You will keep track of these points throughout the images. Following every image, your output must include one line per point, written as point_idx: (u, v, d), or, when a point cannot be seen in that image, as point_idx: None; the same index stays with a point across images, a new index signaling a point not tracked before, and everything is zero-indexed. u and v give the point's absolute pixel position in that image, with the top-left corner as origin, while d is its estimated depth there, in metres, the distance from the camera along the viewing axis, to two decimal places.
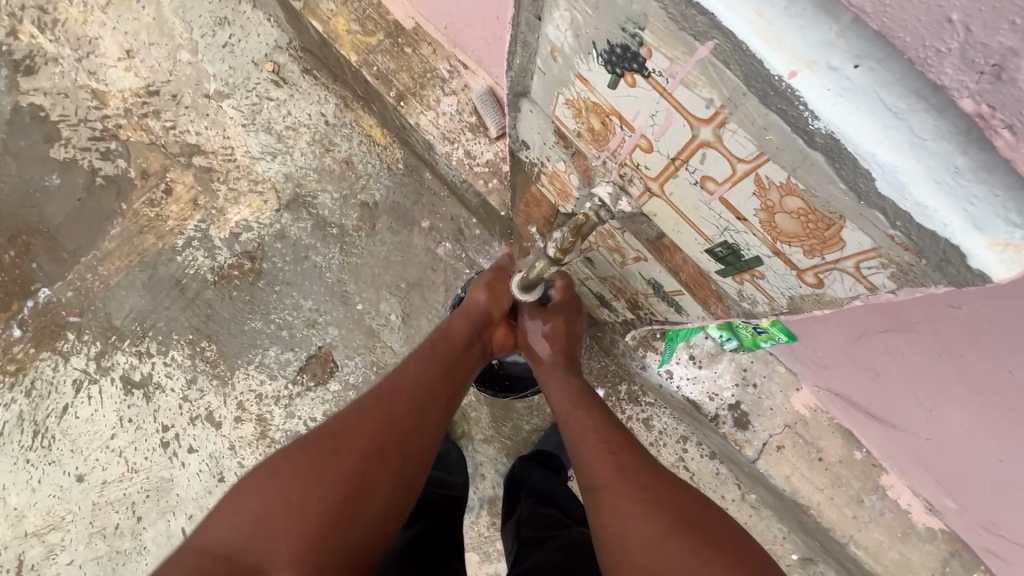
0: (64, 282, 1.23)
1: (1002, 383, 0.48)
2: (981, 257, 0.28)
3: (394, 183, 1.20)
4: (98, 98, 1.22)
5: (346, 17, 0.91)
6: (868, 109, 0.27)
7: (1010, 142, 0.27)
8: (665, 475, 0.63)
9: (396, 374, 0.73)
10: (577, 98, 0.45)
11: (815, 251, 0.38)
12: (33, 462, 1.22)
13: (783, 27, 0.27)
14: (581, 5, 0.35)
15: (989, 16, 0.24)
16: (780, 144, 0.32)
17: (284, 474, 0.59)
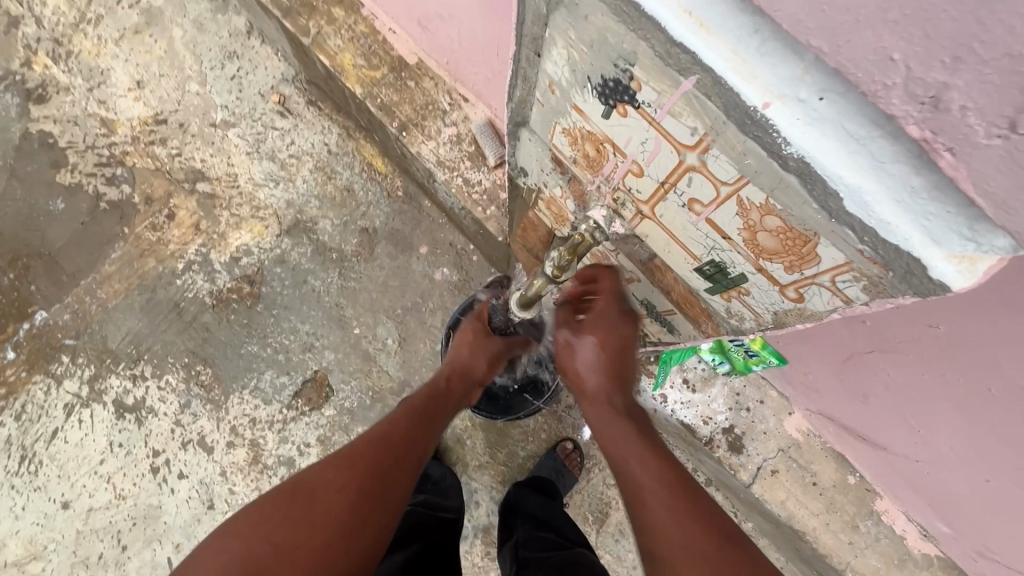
0: (61, 304, 1.24)
1: (983, 402, 0.49)
2: (940, 267, 0.31)
3: (393, 210, 1.23)
4: (107, 126, 1.26)
5: (352, 52, 0.95)
6: (834, 136, 0.30)
7: (951, 162, 0.28)
8: (736, 548, 0.51)
9: (387, 420, 0.70)
10: (573, 128, 0.48)
11: (794, 267, 0.41)
12: (19, 488, 1.20)
13: (756, 64, 0.30)
14: (575, 43, 0.38)
15: (925, 55, 0.26)
16: (758, 167, 0.35)
17: (266, 522, 0.55)
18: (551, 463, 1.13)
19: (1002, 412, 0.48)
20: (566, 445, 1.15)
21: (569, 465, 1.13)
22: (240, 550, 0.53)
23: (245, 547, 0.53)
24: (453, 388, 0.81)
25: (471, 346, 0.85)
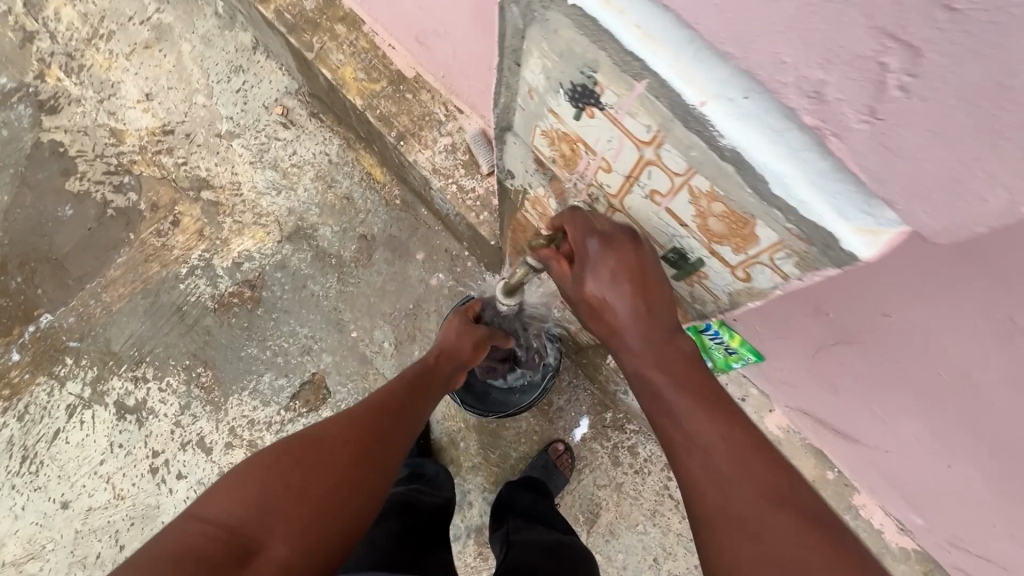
0: (66, 308, 1.27)
1: (935, 390, 0.52)
2: (851, 240, 0.35)
3: (391, 217, 1.28)
4: (116, 136, 1.30)
5: (353, 66, 1.00)
6: (760, 128, 0.34)
7: (840, 144, 0.31)
8: (794, 508, 0.44)
9: (384, 392, 0.72)
10: (550, 129, 0.52)
11: (740, 247, 0.45)
12: (19, 488, 1.22)
13: (693, 67, 0.34)
14: (548, 53, 0.42)
15: (807, 54, 0.28)
16: (703, 160, 0.39)
17: (281, 466, 0.56)
18: (543, 463, 1.15)
19: (950, 399, 0.51)
20: (558, 446, 1.17)
21: (561, 466, 1.15)
22: (258, 488, 0.54)
23: (262, 486, 0.54)
24: (440, 368, 0.82)
25: (456, 332, 0.87)
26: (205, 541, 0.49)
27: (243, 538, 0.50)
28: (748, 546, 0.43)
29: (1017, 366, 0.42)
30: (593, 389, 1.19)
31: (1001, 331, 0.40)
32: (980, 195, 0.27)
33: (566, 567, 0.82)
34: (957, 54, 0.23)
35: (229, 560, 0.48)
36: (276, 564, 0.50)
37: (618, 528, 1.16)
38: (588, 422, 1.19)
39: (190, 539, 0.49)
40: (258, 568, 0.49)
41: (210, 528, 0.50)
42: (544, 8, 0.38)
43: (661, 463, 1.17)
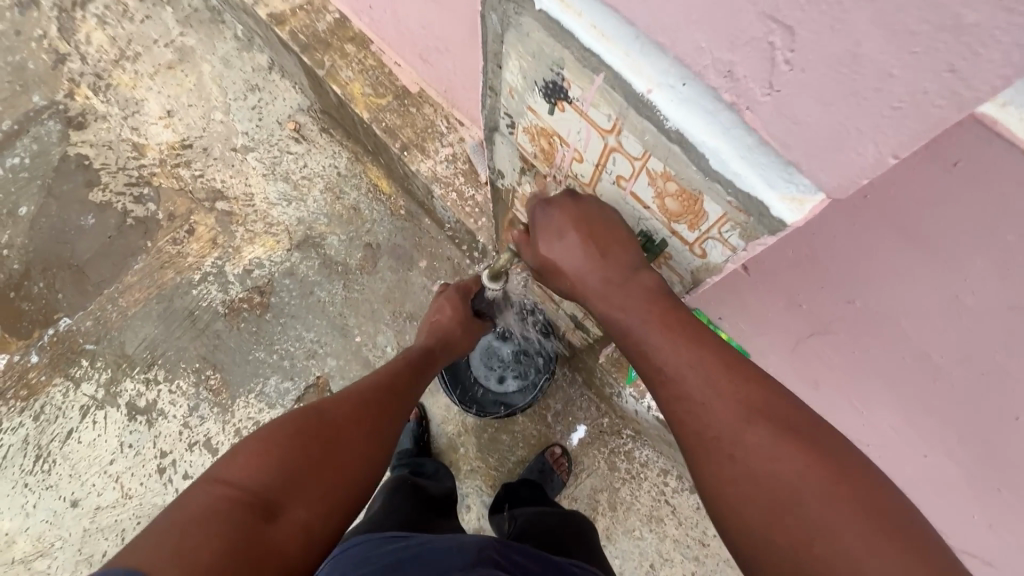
0: (84, 312, 1.32)
1: (904, 372, 0.53)
2: (780, 209, 0.38)
3: (396, 227, 1.33)
4: (138, 150, 1.38)
5: (361, 82, 1.07)
6: (700, 111, 0.38)
7: (752, 117, 0.36)
8: (768, 418, 0.45)
9: (387, 373, 0.75)
10: (530, 126, 0.57)
11: (694, 225, 0.49)
12: (31, 486, 1.25)
13: (640, 59, 0.38)
14: (522, 54, 0.47)
15: (720, 37, 0.32)
16: (655, 143, 0.43)
17: (300, 436, 0.58)
18: (540, 466, 1.17)
19: (917, 381, 0.53)
20: (555, 450, 1.19)
21: (557, 469, 1.17)
22: (279, 455, 0.56)
23: (283, 453, 0.56)
24: (440, 360, 0.85)
25: (457, 322, 0.89)
26: (232, 502, 0.51)
27: (266, 500, 0.53)
28: (726, 466, 0.45)
29: (971, 345, 0.44)
30: (590, 394, 1.21)
31: (947, 307, 0.43)
32: (858, 149, 0.31)
33: (583, 546, 0.89)
34: (818, 30, 0.27)
35: (256, 518, 0.50)
36: (298, 524, 0.53)
37: (615, 533, 1.17)
38: (586, 427, 1.20)
39: (217, 501, 0.51)
40: (282, 527, 0.52)
41: (236, 491, 0.52)
42: (517, 14, 0.43)
43: (657, 468, 1.18)
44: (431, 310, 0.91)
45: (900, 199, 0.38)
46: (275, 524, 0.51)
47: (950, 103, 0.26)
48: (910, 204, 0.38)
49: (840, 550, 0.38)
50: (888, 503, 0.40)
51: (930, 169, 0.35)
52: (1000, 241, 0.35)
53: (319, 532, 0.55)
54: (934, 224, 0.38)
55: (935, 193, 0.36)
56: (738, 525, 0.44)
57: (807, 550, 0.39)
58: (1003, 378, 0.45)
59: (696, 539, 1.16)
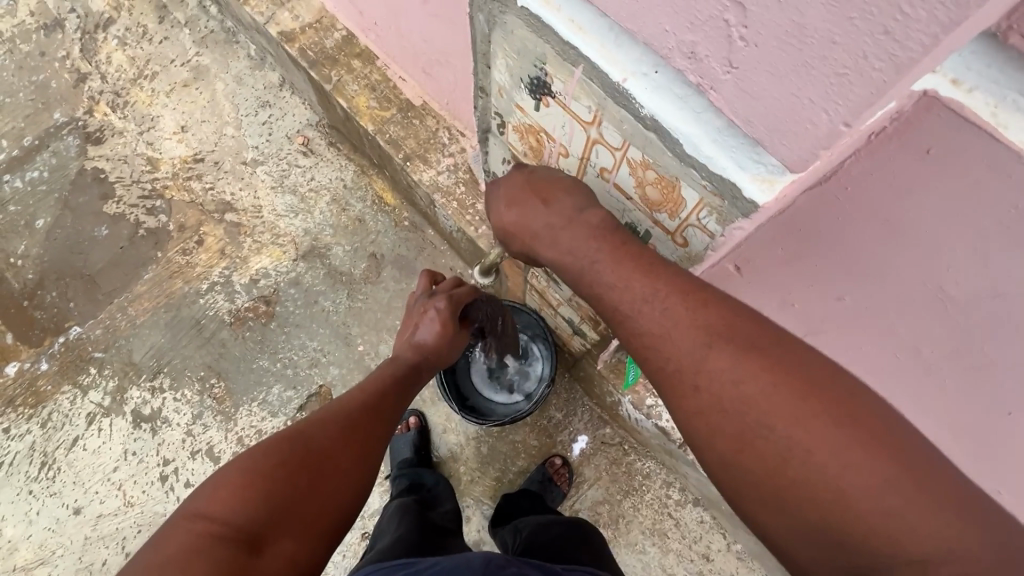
0: (94, 320, 1.35)
1: (896, 366, 0.52)
2: (750, 189, 0.43)
3: (399, 238, 1.35)
4: (151, 163, 1.41)
5: (367, 96, 1.10)
6: (671, 100, 0.42)
7: (717, 97, 0.39)
8: (728, 345, 0.45)
9: (376, 390, 0.71)
10: (518, 124, 0.60)
11: (674, 212, 0.52)
12: (35, 493, 1.26)
13: (615, 50, 0.42)
14: (509, 53, 0.50)
15: (682, 19, 0.36)
16: (633, 132, 0.47)
17: (285, 465, 0.55)
18: (540, 476, 1.15)
19: (910, 377, 0.52)
20: (555, 461, 1.17)
21: (558, 481, 1.15)
22: (262, 485, 0.54)
23: (267, 485, 0.54)
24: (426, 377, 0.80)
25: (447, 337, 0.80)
26: (214, 540, 0.50)
27: (250, 535, 0.51)
28: (693, 397, 0.46)
29: (959, 339, 0.44)
30: (591, 404, 1.20)
31: (934, 296, 0.42)
32: (813, 120, 0.36)
33: (589, 549, 0.88)
34: (767, 5, 0.31)
35: (239, 556, 0.49)
36: (284, 557, 0.52)
37: (618, 546, 1.15)
38: (586, 437, 1.20)
39: (198, 540, 0.50)
40: (267, 562, 0.51)
41: (218, 526, 0.51)
42: (501, 12, 0.46)
43: (659, 480, 1.17)
44: (415, 325, 0.82)
45: (881, 186, 0.38)
46: (261, 562, 0.50)
47: (888, 63, 0.30)
48: (892, 196, 0.38)
49: (816, 469, 0.39)
50: (864, 414, 0.40)
51: (904, 156, 0.35)
52: (976, 227, 0.35)
53: (308, 562, 0.54)
54: (912, 211, 0.38)
55: (917, 182, 0.36)
56: (714, 455, 0.45)
57: (783, 473, 0.41)
58: (992, 370, 0.44)
59: (700, 554, 1.14)
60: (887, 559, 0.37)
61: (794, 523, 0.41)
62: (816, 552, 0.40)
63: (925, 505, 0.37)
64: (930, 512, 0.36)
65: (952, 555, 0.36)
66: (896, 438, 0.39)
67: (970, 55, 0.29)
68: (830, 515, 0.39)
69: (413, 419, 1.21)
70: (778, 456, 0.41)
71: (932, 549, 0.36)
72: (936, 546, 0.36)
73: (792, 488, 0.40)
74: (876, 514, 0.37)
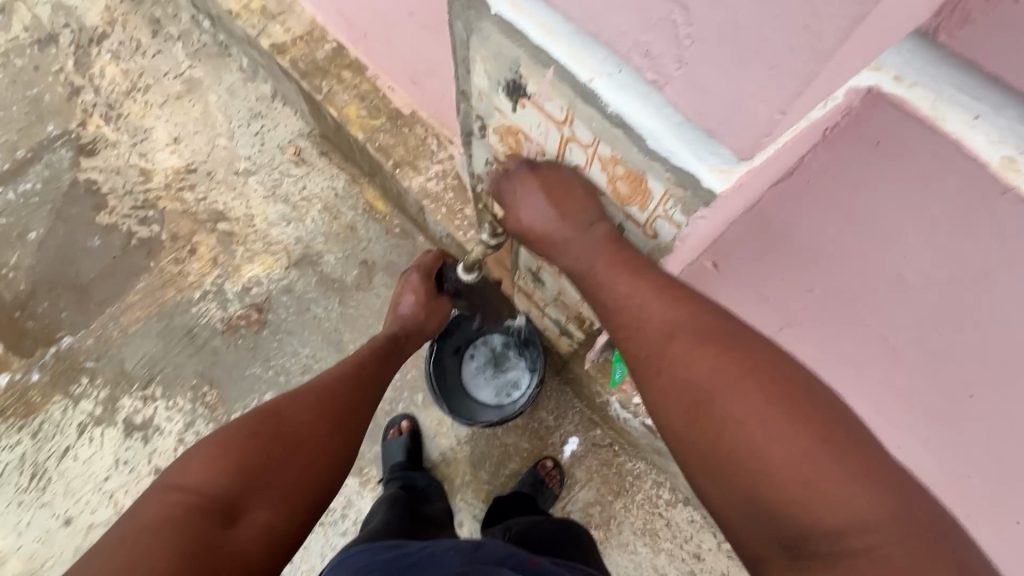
0: (86, 330, 1.35)
1: (865, 356, 0.54)
2: (710, 179, 0.43)
3: (391, 245, 1.37)
4: (144, 174, 1.43)
5: (356, 105, 1.12)
6: (632, 96, 0.42)
7: (672, 92, 0.40)
8: (690, 331, 0.47)
9: (354, 364, 0.74)
10: (499, 126, 0.62)
11: (643, 205, 0.53)
12: (25, 504, 1.26)
13: (581, 51, 0.43)
14: (486, 56, 0.52)
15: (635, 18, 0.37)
16: (602, 129, 0.48)
17: (260, 436, 0.57)
18: (531, 479, 1.16)
19: (880, 364, 0.54)
20: (546, 463, 1.18)
21: (549, 483, 1.16)
22: (236, 457, 0.55)
23: (242, 456, 0.56)
24: (410, 346, 0.85)
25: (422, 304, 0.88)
26: (189, 509, 0.51)
27: (226, 503, 0.52)
28: (652, 375, 0.49)
29: (919, 325, 0.46)
30: (581, 406, 1.22)
31: (898, 283, 0.44)
32: (751, 110, 0.35)
33: (579, 547, 0.90)
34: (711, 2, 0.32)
35: (214, 524, 0.50)
36: (259, 528, 0.53)
37: (609, 547, 1.16)
38: (577, 439, 1.21)
39: (171, 509, 0.50)
40: (243, 530, 0.51)
41: (194, 497, 0.52)
42: (478, 18, 0.49)
43: (650, 480, 1.18)
44: (393, 300, 0.88)
45: (835, 178, 0.41)
46: (236, 529, 0.51)
47: (812, 55, 0.30)
48: (841, 184, 0.41)
49: (750, 443, 0.42)
50: (803, 395, 0.42)
51: (854, 146, 0.38)
52: (926, 213, 0.38)
53: (283, 534, 0.55)
54: (867, 202, 0.40)
55: (866, 172, 0.39)
56: (666, 427, 0.48)
57: (723, 446, 0.43)
58: (954, 355, 0.46)
59: (691, 554, 1.15)
60: (811, 533, 0.40)
61: (730, 494, 0.43)
62: (748, 521, 0.43)
63: (847, 478, 0.39)
64: (847, 489, 0.38)
65: (864, 530, 0.38)
66: (830, 416, 0.41)
67: (908, 53, 0.32)
68: (760, 485, 0.41)
69: (405, 423, 1.21)
70: (718, 429, 0.44)
71: (847, 519, 0.38)
72: (856, 523, 0.38)
73: (730, 459, 0.43)
74: (798, 488, 0.40)
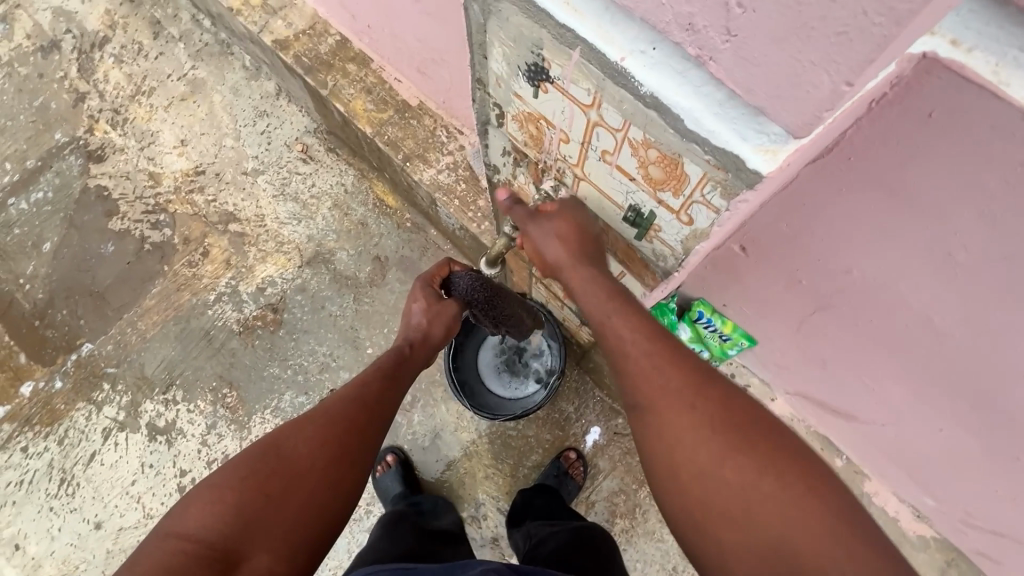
0: (105, 336, 1.36)
1: (906, 341, 0.55)
2: (754, 159, 0.40)
3: (403, 239, 1.35)
4: (153, 178, 1.42)
5: (363, 99, 1.10)
6: (669, 74, 0.40)
7: (717, 67, 0.37)
8: (712, 390, 0.53)
9: (361, 382, 0.70)
10: (518, 113, 0.60)
11: (678, 190, 0.50)
12: (56, 509, 1.27)
13: (612, 31, 0.41)
14: (505, 41, 0.50)
15: None
16: (633, 111, 0.45)
17: (256, 477, 0.56)
18: (554, 471, 1.15)
19: (919, 348, 0.54)
20: (570, 454, 1.17)
21: (572, 474, 1.15)
22: (233, 501, 0.55)
23: (240, 499, 0.55)
24: (417, 357, 0.79)
25: (431, 313, 0.82)
26: (186, 558, 0.50)
27: (224, 551, 0.52)
28: (678, 418, 0.52)
29: (969, 305, 0.45)
30: (602, 395, 1.21)
31: (943, 263, 0.43)
32: (814, 83, 0.32)
33: (593, 556, 0.86)
34: None
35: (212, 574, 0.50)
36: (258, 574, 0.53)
37: (635, 536, 1.15)
38: (599, 429, 1.20)
39: (168, 559, 0.50)
40: None
41: (191, 545, 0.51)
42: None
43: None
44: (405, 307, 0.84)
45: (881, 151, 0.39)
46: None
47: (889, 19, 0.26)
48: (887, 157, 0.39)
49: (779, 495, 0.46)
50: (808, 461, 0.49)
51: (905, 119, 0.36)
52: (981, 188, 0.36)
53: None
54: (915, 178, 0.39)
55: (913, 145, 0.37)
56: (685, 473, 0.50)
57: (753, 496, 0.47)
58: (1004, 336, 0.46)
59: None
60: None
61: (752, 544, 0.46)
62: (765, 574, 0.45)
63: (862, 546, 0.43)
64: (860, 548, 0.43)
65: None
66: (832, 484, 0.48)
67: (969, 13, 0.28)
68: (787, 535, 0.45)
69: (390, 457, 1.19)
70: (746, 479, 0.48)
71: None
72: None
73: (763, 503, 0.47)
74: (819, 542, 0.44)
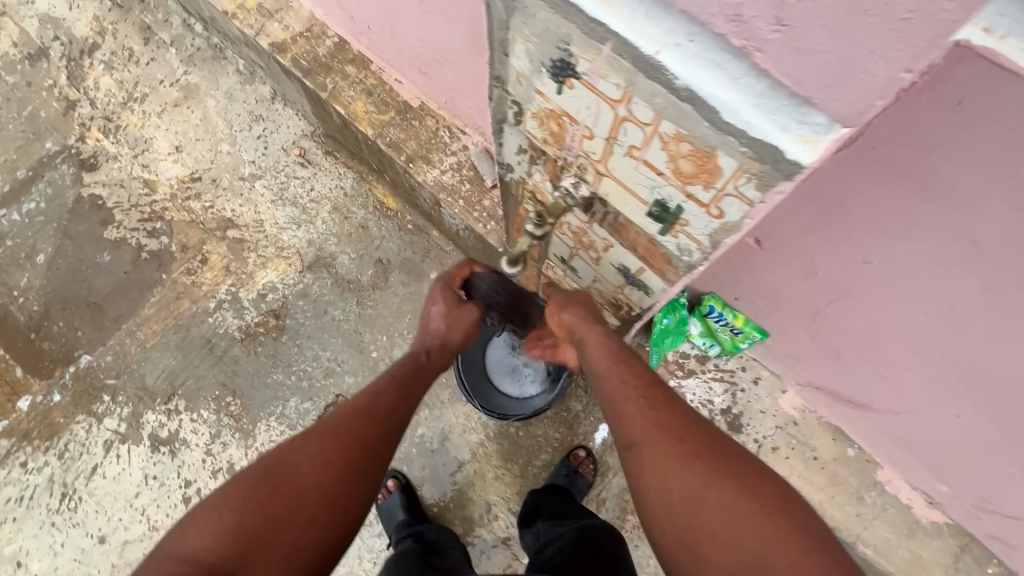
0: (104, 347, 1.34)
1: (923, 329, 0.56)
2: (792, 150, 0.39)
3: (405, 241, 1.35)
4: (149, 186, 1.40)
5: (363, 101, 1.10)
6: (706, 66, 0.40)
7: (762, 57, 0.37)
8: (699, 430, 0.59)
9: (370, 395, 0.69)
10: (539, 110, 0.59)
11: (708, 184, 0.49)
12: (58, 525, 1.25)
13: (646, 25, 0.41)
14: (529, 37, 0.50)
15: None
16: (666, 105, 0.45)
17: (257, 496, 0.55)
18: (565, 470, 1.15)
19: (935, 335, 0.56)
20: (580, 453, 1.17)
21: (583, 471, 1.15)
22: (234, 521, 0.53)
23: (241, 518, 0.53)
24: (434, 363, 0.79)
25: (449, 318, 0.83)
26: None
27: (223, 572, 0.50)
28: (671, 449, 0.57)
29: (993, 292, 0.46)
30: None
31: (970, 252, 0.44)
32: (869, 70, 0.32)
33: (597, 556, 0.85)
34: None
35: None
36: None
37: None
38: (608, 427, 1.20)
39: None
40: None
41: (189, 566, 0.49)
42: None
43: None
44: (424, 311, 0.85)
45: (906, 143, 0.39)
46: None
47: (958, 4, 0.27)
48: (912, 149, 0.39)
49: (767, 518, 0.50)
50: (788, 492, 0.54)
51: (933, 109, 0.36)
52: (1011, 176, 0.37)
53: None
54: (942, 168, 0.39)
55: (938, 136, 0.37)
56: (678, 502, 0.54)
57: (745, 519, 0.51)
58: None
59: None
60: None
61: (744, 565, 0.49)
62: None
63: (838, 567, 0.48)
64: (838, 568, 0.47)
65: None
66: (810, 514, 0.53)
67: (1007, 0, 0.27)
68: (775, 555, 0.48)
69: (391, 482, 1.18)
70: (736, 504, 0.52)
71: None
72: None
73: (751, 526, 0.50)
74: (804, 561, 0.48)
